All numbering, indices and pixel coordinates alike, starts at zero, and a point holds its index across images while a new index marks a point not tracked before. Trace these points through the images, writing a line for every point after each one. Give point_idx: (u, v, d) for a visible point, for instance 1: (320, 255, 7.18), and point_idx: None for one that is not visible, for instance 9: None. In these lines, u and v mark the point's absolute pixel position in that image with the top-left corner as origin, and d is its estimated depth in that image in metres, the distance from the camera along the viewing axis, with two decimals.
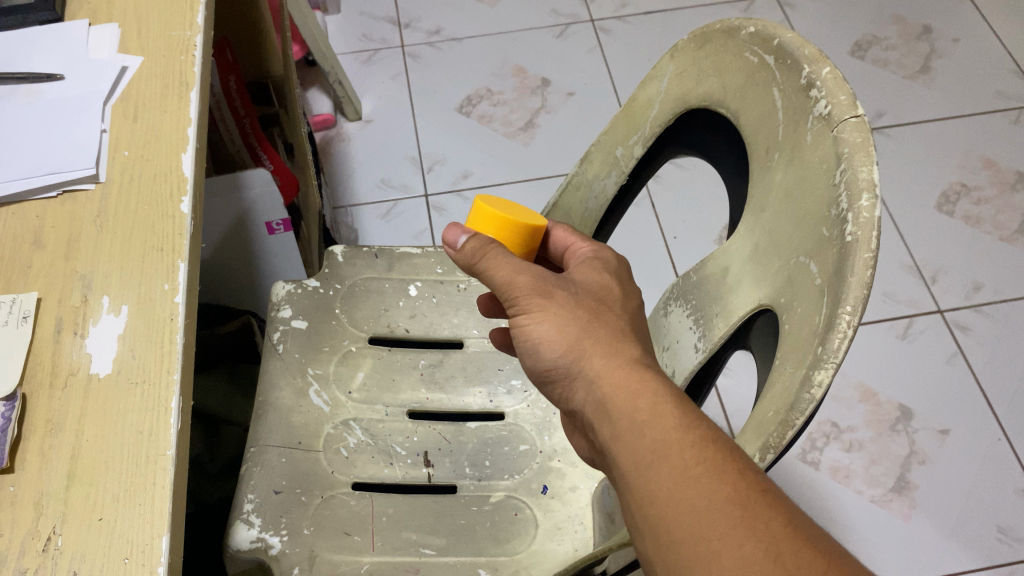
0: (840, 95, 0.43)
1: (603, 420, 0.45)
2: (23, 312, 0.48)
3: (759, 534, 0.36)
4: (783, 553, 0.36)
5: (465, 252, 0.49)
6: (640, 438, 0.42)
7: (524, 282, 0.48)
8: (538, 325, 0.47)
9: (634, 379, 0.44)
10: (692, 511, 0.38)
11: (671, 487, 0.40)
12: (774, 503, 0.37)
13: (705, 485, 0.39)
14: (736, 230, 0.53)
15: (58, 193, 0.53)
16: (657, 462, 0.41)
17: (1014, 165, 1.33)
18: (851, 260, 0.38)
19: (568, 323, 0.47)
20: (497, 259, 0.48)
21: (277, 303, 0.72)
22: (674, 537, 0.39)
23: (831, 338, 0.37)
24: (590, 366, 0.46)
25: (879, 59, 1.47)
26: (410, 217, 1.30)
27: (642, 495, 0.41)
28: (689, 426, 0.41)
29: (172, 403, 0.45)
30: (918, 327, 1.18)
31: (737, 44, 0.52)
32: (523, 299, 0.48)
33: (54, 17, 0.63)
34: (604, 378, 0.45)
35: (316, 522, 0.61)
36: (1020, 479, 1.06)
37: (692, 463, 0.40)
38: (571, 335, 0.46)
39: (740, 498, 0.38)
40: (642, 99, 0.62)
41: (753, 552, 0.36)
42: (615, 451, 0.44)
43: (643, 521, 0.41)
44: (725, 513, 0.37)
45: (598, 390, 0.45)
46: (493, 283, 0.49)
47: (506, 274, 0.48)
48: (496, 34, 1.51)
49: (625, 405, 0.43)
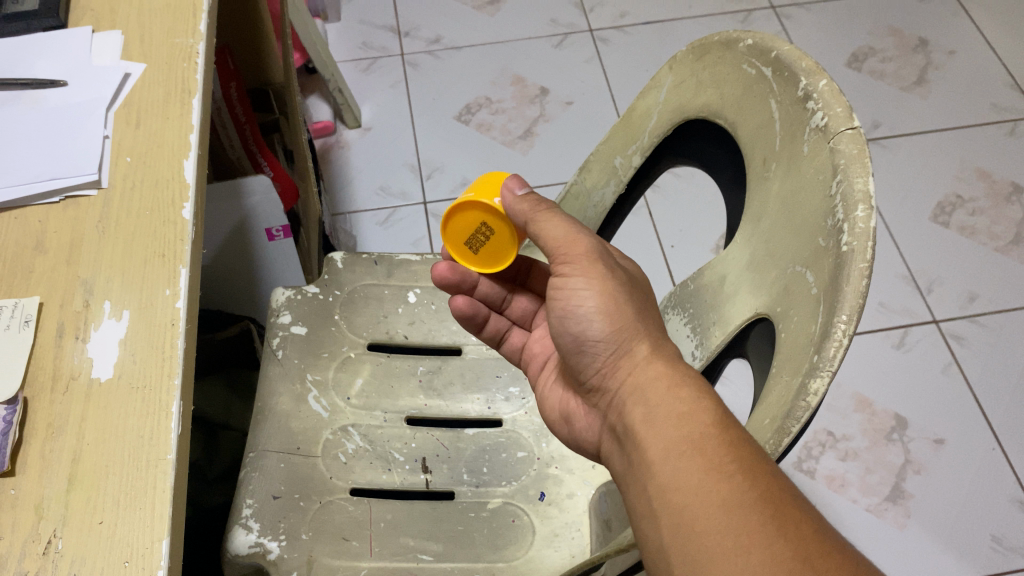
0: (836, 107, 0.43)
1: (639, 403, 0.47)
2: (25, 316, 0.48)
3: (789, 536, 0.37)
4: (813, 558, 0.36)
5: (527, 200, 0.54)
6: (677, 428, 0.44)
7: (585, 248, 0.52)
8: (589, 292, 0.50)
9: (677, 372, 0.47)
10: (722, 506, 0.39)
11: (703, 478, 0.41)
12: (803, 510, 0.39)
13: (739, 481, 0.39)
14: (733, 239, 0.54)
15: (61, 198, 0.54)
16: (691, 454, 0.42)
17: (1009, 176, 1.35)
18: (847, 270, 0.39)
19: (621, 298, 0.50)
20: (558, 217, 0.53)
21: (276, 308, 0.73)
22: (699, 528, 0.40)
23: (826, 347, 0.38)
24: (637, 350, 0.49)
25: (876, 70, 1.48)
26: (409, 224, 1.31)
27: (671, 483, 0.42)
28: (726, 424, 0.43)
29: (173, 408, 0.45)
30: (913, 337, 1.19)
31: (735, 56, 0.52)
32: (581, 262, 0.51)
33: (58, 24, 0.63)
34: (647, 368, 0.48)
35: (314, 528, 0.61)
36: (1014, 488, 1.06)
37: (727, 459, 0.40)
38: (621, 316, 0.49)
39: (772, 498, 0.39)
40: (641, 109, 0.63)
41: (782, 552, 0.37)
42: (648, 433, 0.45)
43: (667, 511, 0.42)
44: (756, 511, 0.38)
45: (640, 373, 0.48)
46: (551, 238, 0.52)
47: (567, 232, 0.52)
48: (496, 43, 1.52)
49: (666, 394, 0.46)
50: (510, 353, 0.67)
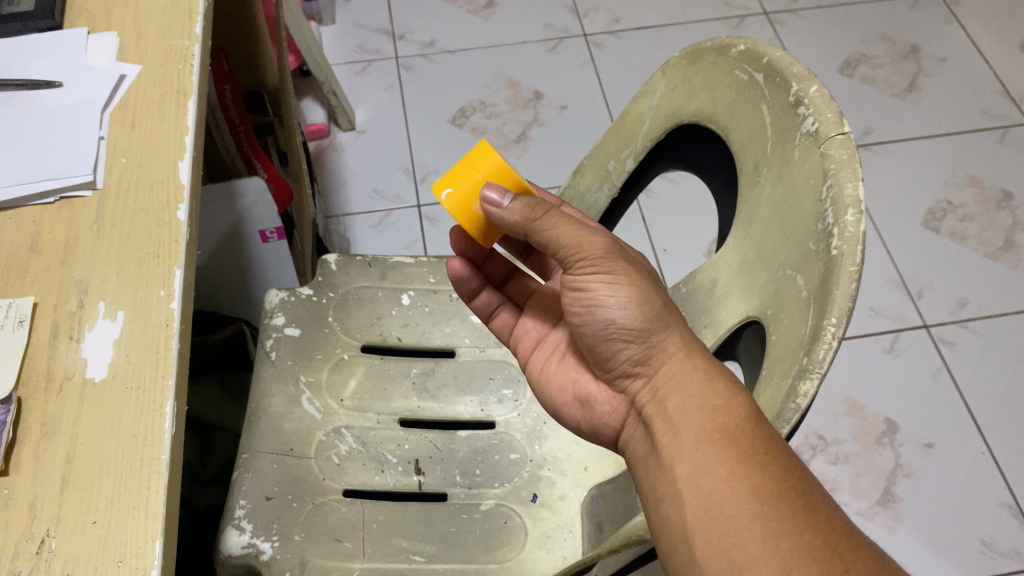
0: (827, 112, 0.44)
1: (672, 389, 0.47)
2: (19, 316, 0.48)
3: (819, 527, 0.38)
4: (841, 548, 0.37)
5: (522, 207, 0.50)
6: (710, 416, 0.44)
7: (605, 246, 0.50)
8: (616, 285, 0.49)
9: (709, 365, 0.47)
10: (754, 493, 0.40)
11: (735, 466, 0.41)
12: (830, 503, 0.40)
13: (773, 471, 0.40)
14: (725, 243, 0.54)
15: (57, 199, 0.54)
16: (724, 439, 0.42)
17: (999, 183, 1.36)
18: (836, 273, 0.40)
19: (648, 290, 0.49)
20: (564, 220, 0.51)
21: (270, 310, 0.73)
22: (728, 512, 0.40)
23: (816, 350, 0.39)
24: (669, 342, 0.48)
25: (868, 77, 1.50)
26: (403, 226, 1.31)
27: (701, 467, 0.42)
28: (759, 414, 0.42)
29: (167, 408, 0.46)
30: (904, 341, 1.20)
31: (728, 62, 0.53)
32: (603, 262, 0.49)
33: (54, 25, 0.63)
34: (682, 357, 0.48)
35: (307, 529, 0.61)
36: (1004, 492, 1.07)
37: (759, 447, 0.41)
38: (655, 307, 0.49)
39: (803, 490, 0.40)
40: (635, 113, 0.63)
41: (812, 541, 0.37)
42: (682, 420, 0.45)
43: (695, 495, 0.42)
44: (787, 501, 0.39)
45: (676, 362, 0.48)
46: (567, 238, 0.50)
47: (578, 236, 0.50)
48: (491, 47, 1.53)
49: (702, 385, 0.46)
50: (500, 327, 0.66)
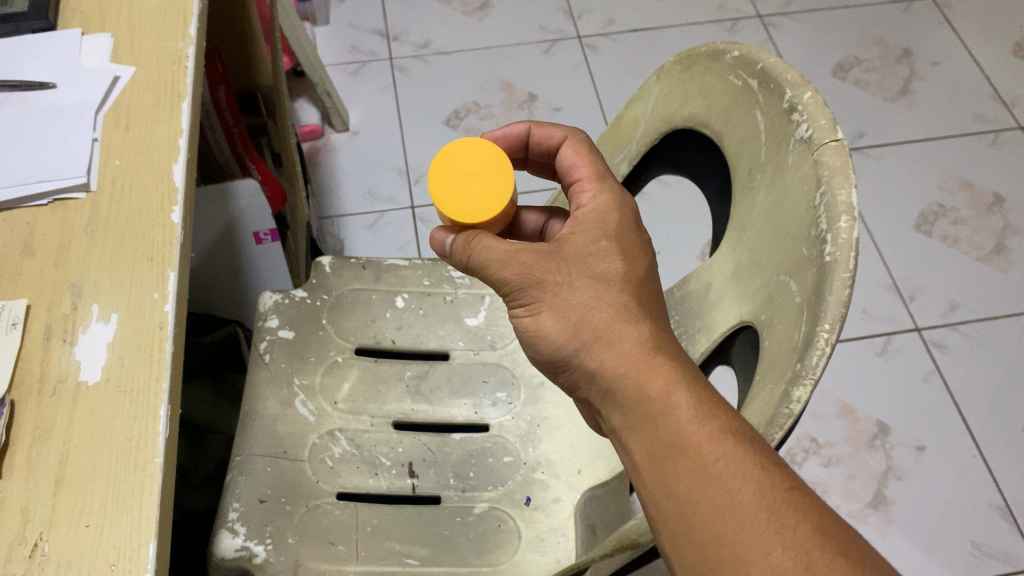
0: (821, 119, 0.44)
1: (614, 408, 0.45)
2: (12, 318, 0.48)
3: (787, 540, 0.37)
4: (814, 561, 0.36)
5: (452, 256, 0.52)
6: (655, 430, 0.42)
7: (513, 278, 0.48)
8: (534, 312, 0.47)
9: (647, 366, 0.43)
10: (714, 511, 0.39)
11: (691, 484, 0.40)
12: (801, 505, 0.38)
13: (729, 483, 0.39)
14: (719, 248, 0.55)
15: (49, 201, 0.54)
16: (673, 458, 0.41)
17: (990, 187, 1.37)
18: (829, 279, 0.40)
19: (555, 314, 0.47)
20: (476, 260, 0.50)
21: (264, 312, 0.73)
22: (695, 537, 0.39)
23: (809, 355, 0.39)
24: (596, 360, 0.45)
25: (860, 80, 1.51)
26: (396, 228, 1.31)
27: (658, 490, 0.41)
28: (706, 419, 0.41)
29: (161, 412, 0.45)
30: (896, 344, 1.21)
31: (722, 68, 0.53)
32: (518, 292, 0.48)
33: (47, 26, 0.63)
34: (610, 367, 0.45)
35: (300, 531, 0.61)
36: (994, 495, 1.08)
37: (713, 459, 0.39)
38: (570, 327, 0.46)
39: (765, 499, 0.38)
40: (629, 118, 0.64)
41: (781, 560, 0.36)
42: (630, 438, 0.44)
43: (658, 516, 0.41)
44: (752, 515, 0.38)
45: (604, 379, 0.45)
46: (486, 277, 0.50)
47: (495, 270, 0.48)
48: (486, 49, 1.53)
49: (635, 394, 0.43)
50: None
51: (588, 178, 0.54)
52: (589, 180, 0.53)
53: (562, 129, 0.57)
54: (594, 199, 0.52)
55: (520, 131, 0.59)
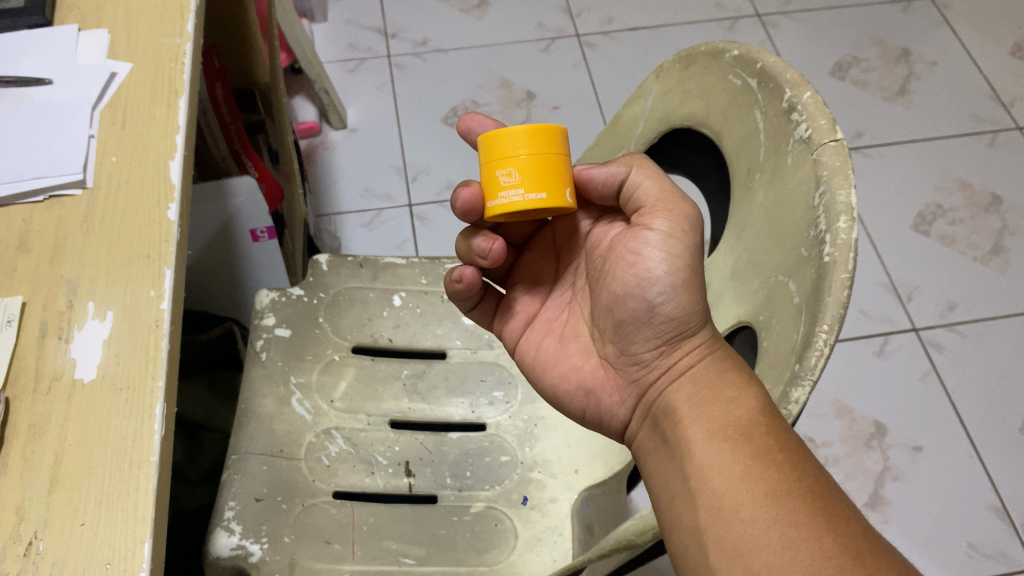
0: (820, 119, 0.44)
1: (690, 384, 0.47)
2: (7, 316, 0.48)
3: (839, 531, 0.37)
4: (864, 553, 0.36)
5: (615, 163, 0.53)
6: (726, 410, 0.43)
7: (685, 213, 0.49)
8: (672, 251, 0.48)
9: (727, 357, 0.47)
10: (770, 494, 0.39)
11: (750, 466, 0.40)
12: (847, 505, 0.39)
13: (789, 470, 0.40)
14: (719, 247, 0.55)
15: (45, 198, 0.53)
16: (736, 437, 0.42)
17: (988, 187, 1.37)
18: (828, 280, 0.40)
19: (696, 267, 0.49)
20: (654, 171, 0.51)
21: (260, 311, 0.73)
22: (744, 516, 0.39)
23: (808, 356, 0.39)
24: (697, 337, 0.48)
25: (859, 80, 1.51)
26: (393, 226, 1.31)
27: (714, 465, 0.42)
28: (772, 407, 0.42)
29: (156, 410, 0.45)
30: (893, 344, 1.21)
31: (721, 67, 0.53)
32: (678, 218, 0.49)
33: (43, 22, 0.63)
34: (706, 349, 0.48)
35: (296, 530, 0.61)
36: (991, 495, 1.08)
37: (774, 448, 0.41)
38: (697, 289, 0.48)
39: (819, 493, 0.39)
40: (629, 117, 0.64)
41: (832, 547, 0.37)
42: (696, 416, 0.45)
43: (707, 494, 0.41)
44: (806, 505, 0.38)
45: (703, 356, 0.48)
46: (650, 196, 0.51)
47: (668, 188, 0.50)
48: (484, 47, 1.53)
49: (719, 375, 0.46)
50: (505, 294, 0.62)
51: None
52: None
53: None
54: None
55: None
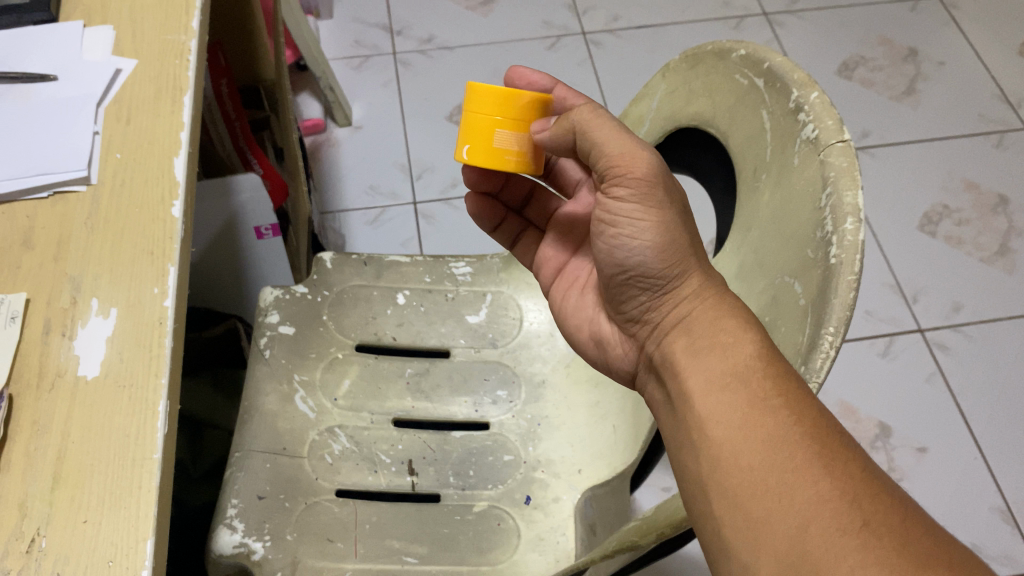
0: (827, 119, 0.44)
1: (684, 334, 0.47)
2: (11, 311, 0.48)
3: (836, 473, 0.36)
4: (861, 496, 0.36)
5: (563, 123, 0.50)
6: (722, 359, 0.43)
7: (648, 165, 0.47)
8: (644, 217, 0.47)
9: (725, 300, 0.46)
10: (765, 441, 0.39)
11: (746, 413, 0.40)
12: (849, 448, 0.38)
13: (785, 415, 0.39)
14: (725, 248, 0.55)
15: (50, 194, 0.53)
16: (733, 385, 0.41)
17: (995, 188, 1.36)
18: (834, 282, 0.39)
19: (672, 225, 0.48)
20: (603, 129, 0.49)
21: (264, 308, 0.73)
22: (742, 464, 0.39)
23: (814, 359, 0.38)
24: (687, 286, 0.48)
25: (866, 79, 1.50)
26: (398, 223, 1.31)
27: (712, 415, 0.42)
28: (769, 355, 0.41)
29: (159, 407, 0.45)
30: (898, 345, 1.20)
31: (727, 66, 0.53)
32: (638, 183, 0.47)
33: (49, 18, 0.63)
34: (700, 296, 0.47)
35: (299, 528, 0.61)
36: (995, 497, 1.08)
37: (771, 392, 0.40)
38: (676, 244, 0.48)
39: (818, 437, 0.38)
40: (635, 116, 0.64)
41: (829, 491, 0.36)
42: (690, 365, 0.45)
43: (707, 444, 0.41)
44: (802, 449, 0.37)
45: (693, 306, 0.47)
46: (601, 155, 0.49)
47: (622, 150, 0.48)
48: (489, 44, 1.53)
49: (712, 325, 0.45)
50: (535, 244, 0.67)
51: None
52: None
53: (588, 97, 0.62)
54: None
55: (548, 85, 0.60)
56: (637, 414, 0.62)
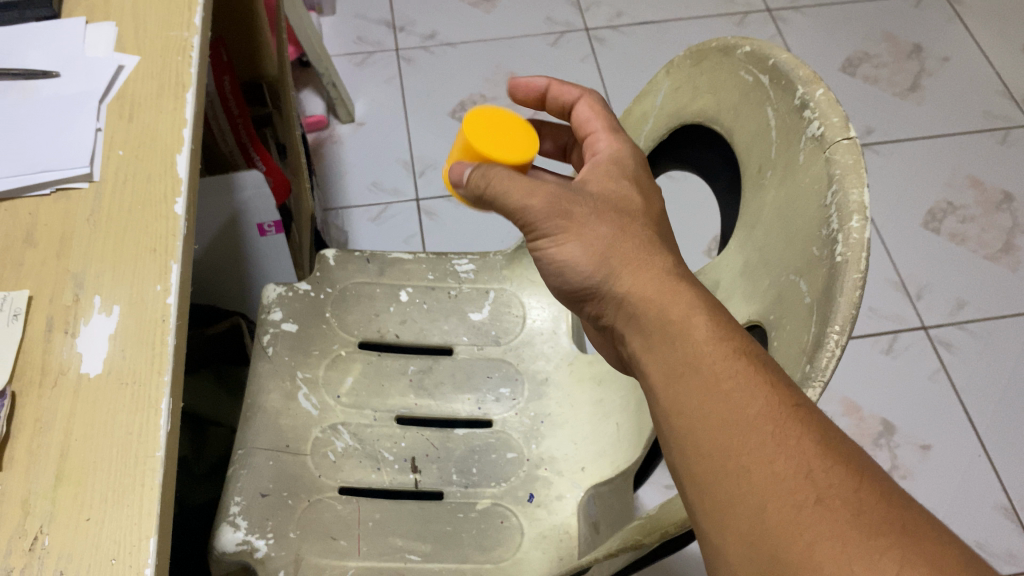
0: (833, 116, 0.44)
1: (635, 335, 0.45)
2: (14, 309, 0.48)
3: (789, 447, 0.36)
4: (814, 468, 0.35)
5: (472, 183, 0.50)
6: (668, 354, 0.42)
7: (541, 199, 0.47)
8: (558, 247, 0.47)
9: (670, 289, 0.44)
10: (722, 425, 0.38)
11: (701, 401, 0.39)
12: (807, 420, 0.37)
13: (738, 397, 0.38)
14: (729, 246, 0.55)
15: (52, 190, 0.53)
16: (685, 374, 0.41)
17: (1000, 184, 1.36)
18: (840, 280, 0.39)
19: (586, 243, 0.47)
20: (498, 179, 0.49)
21: (267, 306, 0.73)
22: (704, 451, 0.39)
23: (820, 357, 0.38)
24: (618, 287, 0.46)
25: (870, 75, 1.49)
26: (400, 220, 1.31)
27: (670, 407, 0.41)
28: (718, 338, 0.40)
29: (162, 405, 0.45)
30: (902, 343, 1.20)
31: (733, 63, 0.53)
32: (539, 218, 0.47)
33: (52, 14, 0.63)
34: (636, 290, 0.45)
35: (302, 526, 0.61)
36: (999, 494, 1.07)
37: (723, 377, 0.39)
38: (599, 254, 0.46)
39: (773, 413, 0.37)
40: (639, 113, 0.64)
41: (783, 468, 0.35)
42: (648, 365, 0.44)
43: (670, 436, 0.41)
44: (756, 429, 0.37)
45: (631, 303, 0.45)
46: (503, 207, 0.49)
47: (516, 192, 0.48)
48: (492, 41, 1.52)
49: (656, 317, 0.43)
50: None
51: (603, 131, 0.56)
52: (605, 134, 0.56)
53: (579, 88, 0.59)
54: (611, 149, 0.54)
55: (540, 84, 0.61)
56: (640, 411, 0.62)
